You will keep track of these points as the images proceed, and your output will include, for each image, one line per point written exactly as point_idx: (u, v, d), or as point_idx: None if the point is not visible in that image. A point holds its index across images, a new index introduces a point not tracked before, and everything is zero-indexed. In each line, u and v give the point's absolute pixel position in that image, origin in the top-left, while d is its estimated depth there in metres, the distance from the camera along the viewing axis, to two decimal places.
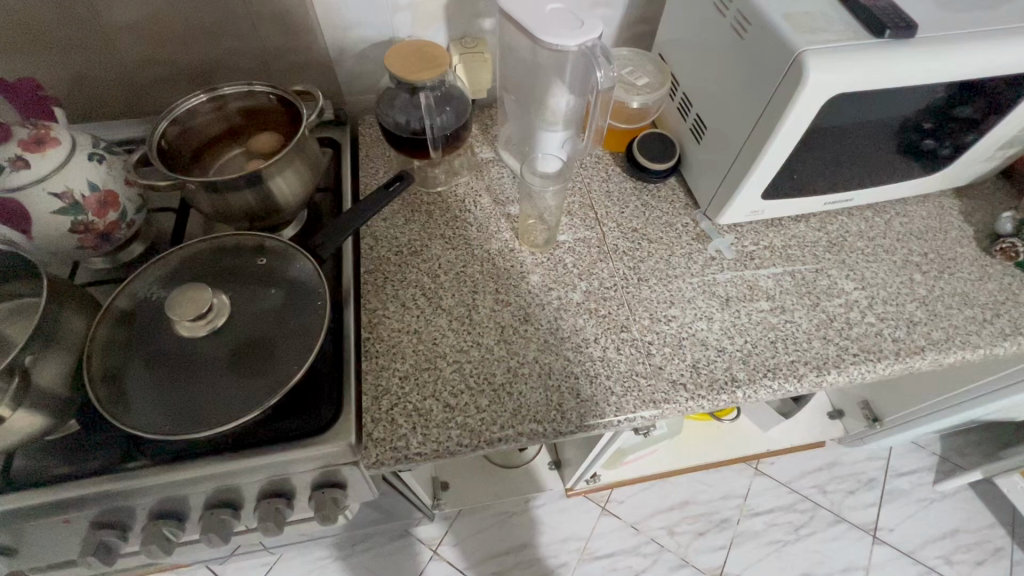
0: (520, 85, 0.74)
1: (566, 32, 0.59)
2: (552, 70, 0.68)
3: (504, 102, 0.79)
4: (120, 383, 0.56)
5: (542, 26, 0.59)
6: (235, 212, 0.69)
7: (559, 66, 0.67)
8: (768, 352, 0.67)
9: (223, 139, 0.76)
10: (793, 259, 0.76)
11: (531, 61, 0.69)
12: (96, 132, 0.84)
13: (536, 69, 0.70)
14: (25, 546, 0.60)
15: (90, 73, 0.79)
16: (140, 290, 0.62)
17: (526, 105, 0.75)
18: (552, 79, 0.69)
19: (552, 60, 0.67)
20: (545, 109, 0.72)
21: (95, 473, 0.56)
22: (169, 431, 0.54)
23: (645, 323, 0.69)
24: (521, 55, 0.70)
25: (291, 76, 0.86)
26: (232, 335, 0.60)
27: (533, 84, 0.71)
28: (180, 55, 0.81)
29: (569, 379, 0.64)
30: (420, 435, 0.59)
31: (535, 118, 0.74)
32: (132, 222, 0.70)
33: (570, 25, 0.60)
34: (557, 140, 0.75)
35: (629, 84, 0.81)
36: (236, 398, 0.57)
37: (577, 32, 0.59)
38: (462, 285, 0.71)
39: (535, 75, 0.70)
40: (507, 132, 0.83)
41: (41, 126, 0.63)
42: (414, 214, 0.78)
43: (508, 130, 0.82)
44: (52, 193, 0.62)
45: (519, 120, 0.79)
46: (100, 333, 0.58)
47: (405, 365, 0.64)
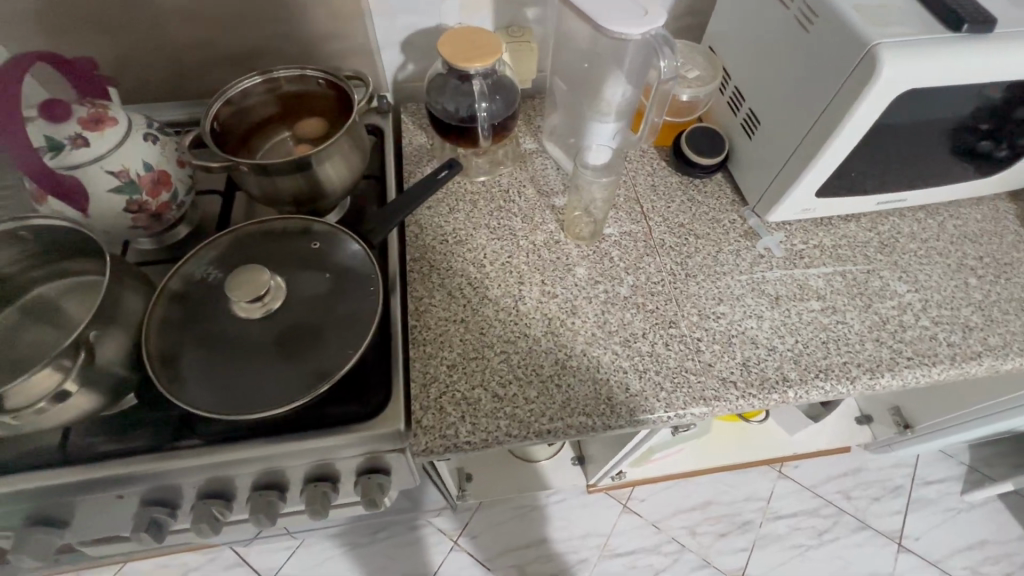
0: (573, 74, 0.73)
1: (627, 20, 0.58)
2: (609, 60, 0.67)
3: (552, 91, 0.78)
4: (176, 363, 0.57)
5: (603, 13, 0.59)
6: (283, 196, 0.69)
7: (617, 56, 0.66)
8: (820, 353, 0.66)
9: (270, 123, 0.76)
10: (844, 259, 0.75)
11: (589, 50, 0.68)
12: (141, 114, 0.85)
13: (592, 57, 0.69)
14: (76, 521, 0.61)
15: (138, 55, 0.80)
16: (194, 272, 0.62)
17: (577, 95, 0.74)
18: (610, 68, 0.68)
19: (612, 49, 0.66)
20: (599, 99, 0.71)
21: (150, 451, 0.57)
22: (224, 411, 0.55)
23: (694, 320, 0.68)
24: (578, 43, 0.69)
25: (335, 62, 0.86)
26: (284, 319, 0.61)
27: (588, 73, 0.71)
28: (227, 39, 0.81)
29: (617, 374, 0.63)
30: (469, 424, 0.59)
31: (586, 108, 0.73)
32: (182, 203, 0.70)
33: (633, 12, 0.59)
34: (608, 132, 0.74)
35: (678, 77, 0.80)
36: (289, 381, 0.57)
37: (641, 20, 0.58)
38: (509, 276, 0.71)
39: (590, 64, 0.70)
40: (552, 122, 0.81)
41: (99, 105, 0.63)
42: (458, 203, 0.77)
43: (553, 121, 0.81)
44: (109, 171, 0.62)
45: (566, 111, 0.78)
46: (157, 313, 0.59)
47: (452, 354, 0.64)
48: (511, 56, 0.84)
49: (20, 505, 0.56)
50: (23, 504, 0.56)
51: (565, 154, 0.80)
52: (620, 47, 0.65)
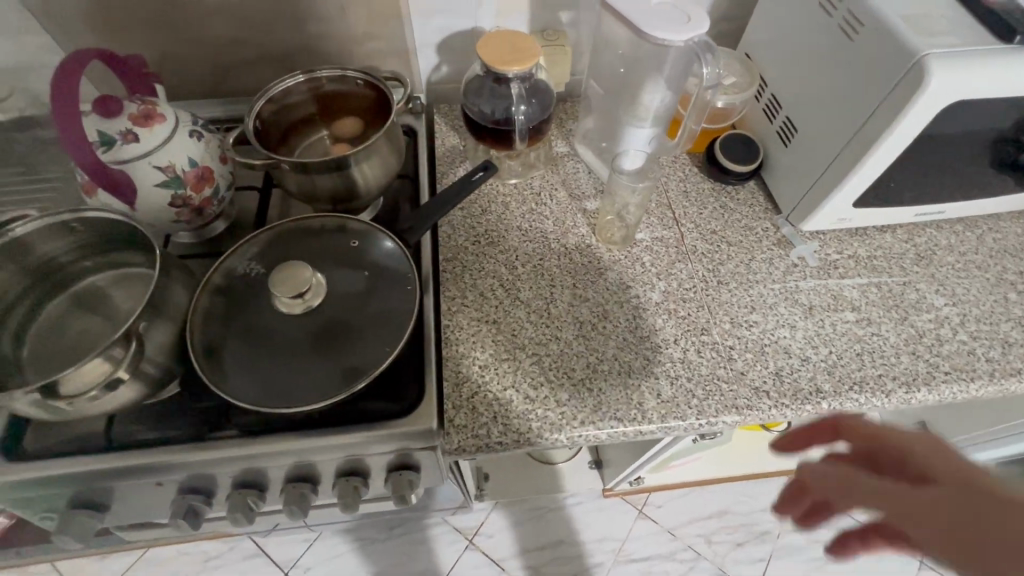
0: (610, 78, 0.73)
1: (670, 27, 0.58)
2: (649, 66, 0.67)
3: (588, 96, 0.78)
4: (218, 354, 0.58)
5: (645, 19, 0.59)
6: (322, 194, 0.71)
7: (657, 62, 0.67)
8: (855, 365, 0.65)
9: (308, 122, 0.77)
10: (879, 270, 0.74)
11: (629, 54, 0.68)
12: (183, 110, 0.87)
13: (631, 63, 0.69)
14: (116, 505, 0.62)
15: (184, 52, 0.82)
16: (236, 266, 0.64)
17: (614, 99, 0.74)
18: (649, 74, 0.69)
19: (651, 55, 0.66)
20: (636, 104, 0.72)
21: (193, 439, 0.58)
22: (265, 404, 0.56)
23: (726, 327, 0.67)
24: (616, 48, 0.69)
25: (373, 62, 0.87)
26: (323, 315, 0.62)
27: (626, 78, 0.71)
28: (269, 38, 0.82)
29: (649, 379, 0.63)
30: (501, 424, 0.59)
31: (623, 113, 0.73)
32: (223, 198, 0.71)
33: (675, 19, 0.59)
34: (643, 137, 0.75)
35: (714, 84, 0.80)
36: (327, 377, 0.58)
37: (684, 27, 0.58)
38: (540, 278, 0.71)
39: (628, 69, 0.70)
40: (585, 126, 0.81)
41: (148, 102, 0.65)
42: (490, 205, 0.78)
43: (588, 126, 0.81)
44: (156, 166, 0.64)
45: (601, 116, 0.78)
46: (201, 305, 0.60)
47: (484, 354, 0.64)
48: (546, 59, 0.84)
49: (65, 488, 0.58)
50: (69, 487, 0.58)
51: (598, 158, 0.80)
52: (660, 53, 0.65)
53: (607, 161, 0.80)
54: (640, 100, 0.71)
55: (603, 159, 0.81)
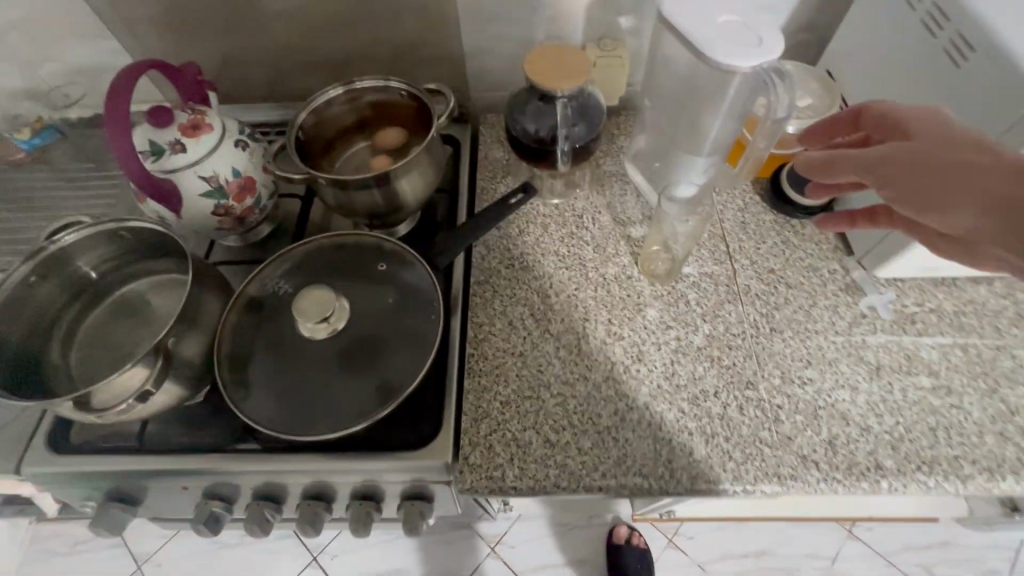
0: (666, 99, 0.67)
1: (736, 53, 0.52)
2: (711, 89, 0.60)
3: (642, 114, 0.72)
4: (243, 371, 0.59)
5: (708, 43, 0.53)
6: (359, 209, 0.70)
7: (717, 91, 0.60)
8: (925, 442, 0.57)
9: (350, 132, 0.76)
10: (967, 329, 0.64)
11: (688, 75, 0.62)
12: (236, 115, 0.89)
13: (689, 86, 0.63)
14: (148, 500, 0.65)
15: (238, 58, 0.83)
16: (268, 282, 0.64)
17: (669, 122, 0.69)
18: (709, 101, 0.62)
19: (712, 83, 0.60)
20: (694, 130, 0.67)
21: (218, 448, 0.60)
22: (282, 427, 0.56)
23: (775, 383, 0.61)
24: (673, 68, 0.63)
25: (421, 69, 0.85)
26: (346, 338, 0.61)
27: (683, 102, 0.65)
28: (318, 45, 0.81)
29: (682, 435, 0.58)
30: (517, 468, 0.57)
31: (680, 139, 0.69)
32: (265, 207, 0.72)
33: (743, 42, 0.52)
34: (701, 164, 0.69)
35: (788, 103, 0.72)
36: (346, 404, 0.57)
37: (752, 53, 0.52)
38: (573, 310, 0.67)
39: (686, 92, 0.64)
40: (637, 145, 0.76)
41: (198, 112, 0.66)
42: (529, 226, 0.75)
43: (640, 144, 0.76)
44: (202, 177, 0.65)
45: (654, 137, 0.72)
46: (230, 320, 0.61)
47: (507, 389, 0.62)
48: (601, 71, 0.78)
49: (102, 482, 0.61)
50: (105, 482, 0.61)
51: (648, 180, 0.75)
52: (721, 82, 0.59)
53: (659, 183, 0.75)
54: (699, 127, 0.66)
55: (654, 180, 0.75)
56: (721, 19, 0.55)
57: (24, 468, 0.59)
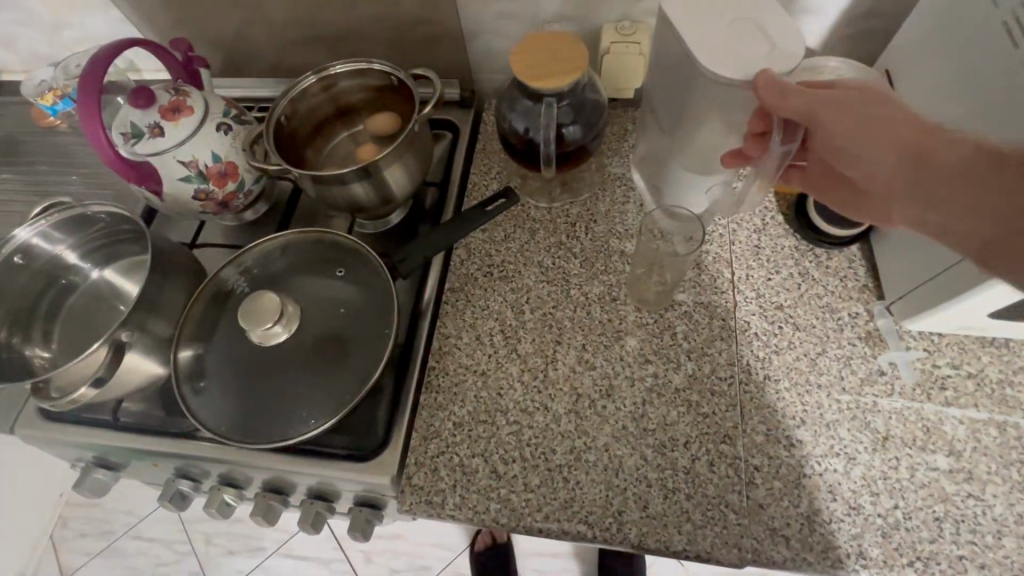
0: (663, 104, 0.60)
1: (739, 64, 0.46)
2: (711, 103, 0.53)
3: (646, 115, 0.65)
4: (199, 366, 0.60)
5: (712, 51, 0.47)
6: (338, 202, 0.66)
7: (715, 103, 0.52)
8: (925, 534, 0.49)
9: (338, 116, 0.74)
10: (1011, 404, 0.53)
11: (684, 83, 0.54)
12: (230, 93, 0.85)
13: (683, 94, 0.55)
14: (130, 469, 0.69)
15: (237, 32, 0.79)
16: (233, 276, 0.64)
17: (666, 132, 0.61)
18: (707, 111, 0.54)
19: (707, 94, 0.52)
20: (690, 146, 0.58)
21: (177, 434, 0.61)
22: (226, 430, 0.56)
23: (758, 440, 0.54)
24: (670, 72, 0.55)
25: (422, 49, 0.78)
26: (299, 345, 0.60)
27: (678, 110, 0.57)
28: (314, 20, 0.76)
29: (639, 485, 0.53)
30: (458, 496, 0.55)
31: (674, 152, 0.60)
32: (249, 191, 0.71)
33: (756, 49, 0.47)
34: (698, 184, 0.61)
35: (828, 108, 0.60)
36: (290, 415, 0.57)
37: (761, 62, 0.46)
38: (546, 330, 0.62)
39: (681, 102, 0.56)
40: (643, 150, 0.68)
41: (182, 93, 0.65)
42: (516, 230, 0.69)
43: (643, 151, 0.68)
44: (180, 161, 0.64)
45: (653, 145, 0.65)
46: (192, 313, 0.61)
47: (462, 411, 0.59)
48: (615, 60, 0.69)
49: (84, 449, 0.65)
50: (87, 450, 0.65)
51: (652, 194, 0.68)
52: (719, 94, 0.50)
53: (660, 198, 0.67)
54: (697, 140, 0.58)
55: (655, 192, 0.68)
56: (731, 21, 0.48)
57: (17, 430, 0.64)
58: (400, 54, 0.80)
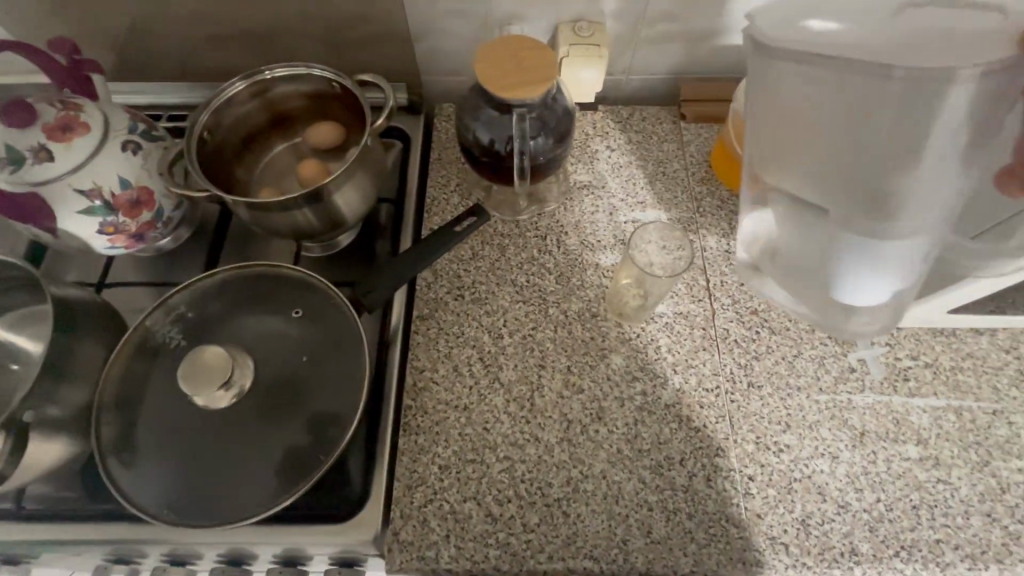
0: (809, 164, 0.44)
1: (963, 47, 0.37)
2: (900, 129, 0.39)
3: (773, 199, 0.49)
4: (127, 437, 0.50)
5: (901, 52, 0.39)
6: (282, 229, 0.58)
7: (926, 120, 0.38)
8: (906, 523, 0.51)
9: (272, 130, 0.65)
10: (962, 389, 0.57)
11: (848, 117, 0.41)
12: (136, 101, 0.74)
13: (857, 129, 0.41)
14: (41, 563, 0.57)
15: (137, 28, 0.67)
16: (161, 327, 0.54)
17: (834, 200, 0.44)
18: (913, 141, 0.39)
19: (911, 108, 0.38)
20: (888, 201, 0.41)
21: (106, 516, 0.51)
22: (169, 512, 0.48)
23: (749, 450, 0.54)
24: (815, 113, 0.43)
25: (364, 50, 0.71)
26: (251, 404, 0.52)
27: (858, 159, 0.41)
28: (233, 16, 0.66)
29: (640, 511, 0.52)
30: (453, 547, 0.50)
31: (859, 217, 0.43)
32: (170, 220, 0.61)
33: (966, 32, 0.38)
34: (905, 258, 0.43)
35: None
36: (247, 488, 0.49)
37: (994, 36, 0.36)
38: (529, 353, 0.59)
39: (856, 143, 0.41)
40: (771, 243, 0.52)
41: (71, 107, 0.54)
42: (484, 248, 0.65)
43: (774, 242, 0.52)
44: (78, 190, 0.53)
45: (803, 228, 0.47)
46: (115, 374, 0.52)
47: (447, 452, 0.54)
48: (576, 63, 0.66)
49: None
50: None
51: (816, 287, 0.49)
52: (936, 98, 0.37)
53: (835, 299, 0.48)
54: (895, 193, 0.41)
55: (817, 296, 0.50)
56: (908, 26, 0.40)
57: None
58: (339, 56, 0.72)
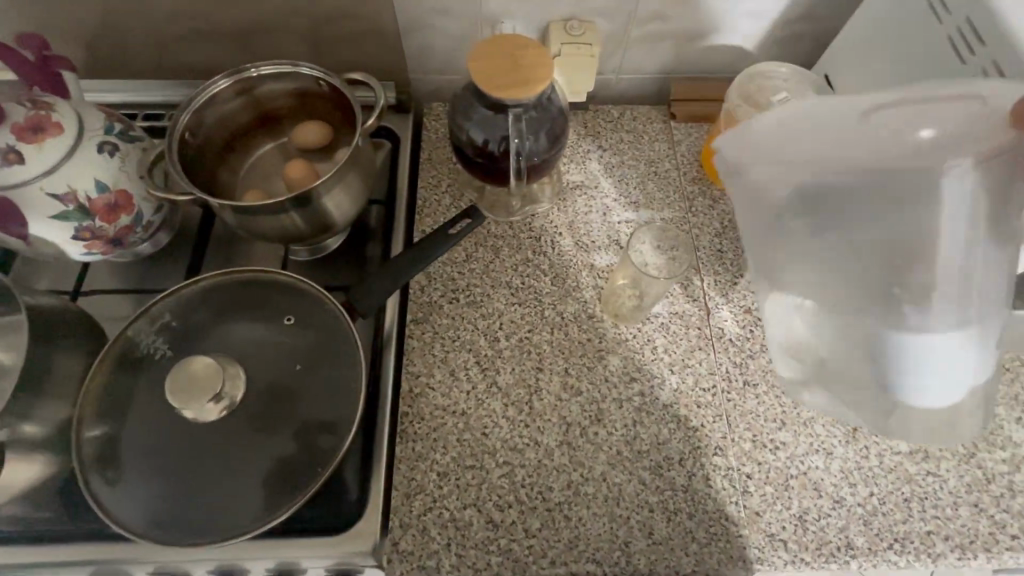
0: (824, 262, 0.48)
1: (937, 146, 0.44)
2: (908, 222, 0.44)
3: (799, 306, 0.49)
4: (110, 452, 0.48)
5: (890, 157, 0.46)
6: (269, 233, 0.56)
7: (928, 210, 0.44)
8: (898, 516, 0.53)
9: (255, 130, 0.63)
10: None
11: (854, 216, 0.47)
12: (109, 99, 0.70)
13: (860, 224, 0.47)
14: None
15: (110, 23, 0.64)
16: (143, 336, 0.52)
17: (863, 293, 0.46)
18: (930, 236, 0.44)
19: (912, 200, 0.45)
20: (910, 289, 0.44)
21: (88, 536, 0.49)
22: (157, 530, 0.46)
23: (746, 448, 0.55)
24: (826, 218, 0.48)
25: (350, 48, 0.69)
26: (242, 416, 0.50)
27: (870, 248, 0.46)
28: (213, 12, 0.64)
29: (642, 512, 0.51)
30: (454, 556, 0.50)
31: (892, 312, 0.44)
32: (149, 224, 0.59)
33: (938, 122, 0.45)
34: (961, 351, 0.43)
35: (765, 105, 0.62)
36: (239, 503, 0.47)
37: (955, 137, 0.44)
38: (526, 356, 0.58)
39: (867, 238, 0.46)
40: (802, 352, 0.50)
41: (42, 106, 0.50)
42: (478, 250, 0.64)
43: (809, 351, 0.49)
44: (52, 194, 0.51)
45: (843, 331, 0.46)
46: (95, 386, 0.50)
47: (446, 458, 0.53)
48: (567, 63, 0.66)
49: None
50: None
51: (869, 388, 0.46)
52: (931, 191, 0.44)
53: (896, 405, 0.46)
54: (918, 279, 0.44)
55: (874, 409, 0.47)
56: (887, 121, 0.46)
57: None
58: (324, 54, 0.70)
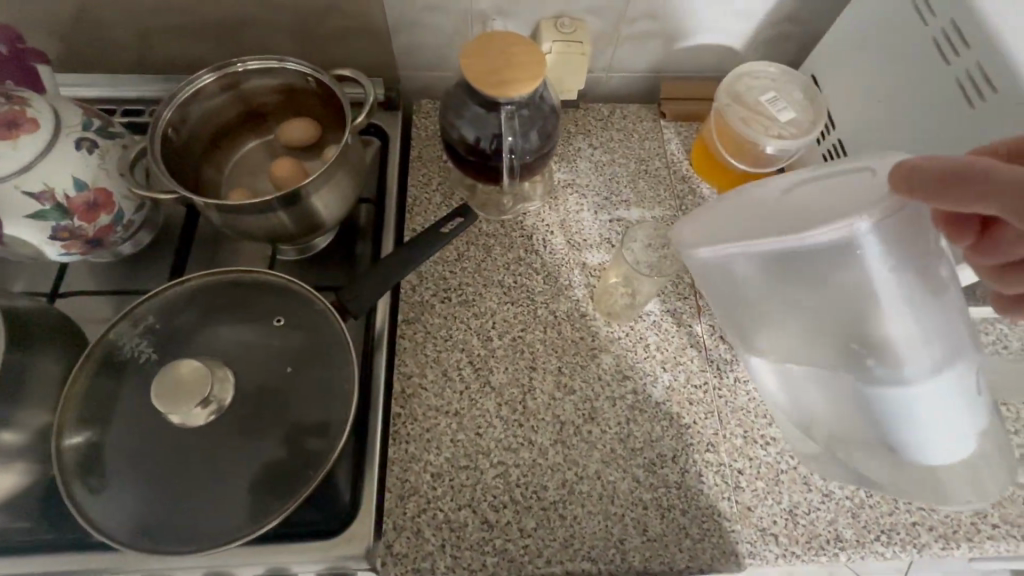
0: (785, 333, 0.43)
1: (833, 204, 0.38)
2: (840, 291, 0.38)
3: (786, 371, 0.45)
4: (93, 459, 0.47)
5: (782, 224, 0.40)
6: (256, 233, 0.55)
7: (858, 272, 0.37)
8: (885, 508, 0.54)
9: (240, 126, 0.61)
10: None
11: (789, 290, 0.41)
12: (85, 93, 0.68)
13: (792, 296, 0.42)
14: None
15: (87, 15, 0.62)
16: (127, 339, 0.51)
17: (826, 353, 0.40)
18: (859, 306, 0.38)
19: (839, 268, 0.38)
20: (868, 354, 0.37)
21: (71, 546, 0.47)
22: (143, 539, 0.45)
23: (738, 444, 0.55)
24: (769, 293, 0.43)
25: (338, 44, 0.68)
26: (230, 420, 0.49)
27: (821, 312, 0.40)
28: (195, 5, 0.62)
29: (636, 509, 0.52)
30: (449, 557, 0.49)
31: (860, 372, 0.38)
32: (130, 223, 0.57)
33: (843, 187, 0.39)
34: (944, 394, 0.36)
35: (754, 105, 0.62)
36: (229, 509, 0.46)
37: (849, 193, 0.38)
38: (518, 355, 0.58)
39: (808, 309, 0.41)
40: (806, 414, 0.46)
41: (16, 101, 0.48)
42: (469, 248, 0.63)
43: (811, 412, 0.45)
44: (27, 193, 0.49)
45: (830, 392, 0.41)
46: (77, 391, 0.48)
47: (440, 459, 0.53)
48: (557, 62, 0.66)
49: None
50: None
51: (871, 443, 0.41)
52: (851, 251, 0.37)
53: (917, 468, 0.40)
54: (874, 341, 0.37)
55: (863, 458, 0.42)
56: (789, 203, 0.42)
57: None
58: (310, 49, 0.69)
